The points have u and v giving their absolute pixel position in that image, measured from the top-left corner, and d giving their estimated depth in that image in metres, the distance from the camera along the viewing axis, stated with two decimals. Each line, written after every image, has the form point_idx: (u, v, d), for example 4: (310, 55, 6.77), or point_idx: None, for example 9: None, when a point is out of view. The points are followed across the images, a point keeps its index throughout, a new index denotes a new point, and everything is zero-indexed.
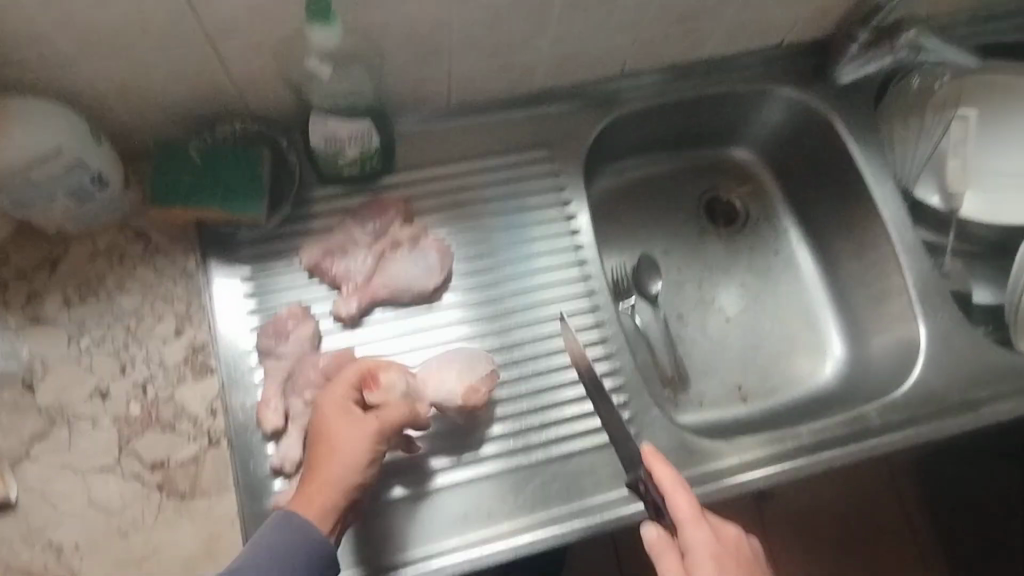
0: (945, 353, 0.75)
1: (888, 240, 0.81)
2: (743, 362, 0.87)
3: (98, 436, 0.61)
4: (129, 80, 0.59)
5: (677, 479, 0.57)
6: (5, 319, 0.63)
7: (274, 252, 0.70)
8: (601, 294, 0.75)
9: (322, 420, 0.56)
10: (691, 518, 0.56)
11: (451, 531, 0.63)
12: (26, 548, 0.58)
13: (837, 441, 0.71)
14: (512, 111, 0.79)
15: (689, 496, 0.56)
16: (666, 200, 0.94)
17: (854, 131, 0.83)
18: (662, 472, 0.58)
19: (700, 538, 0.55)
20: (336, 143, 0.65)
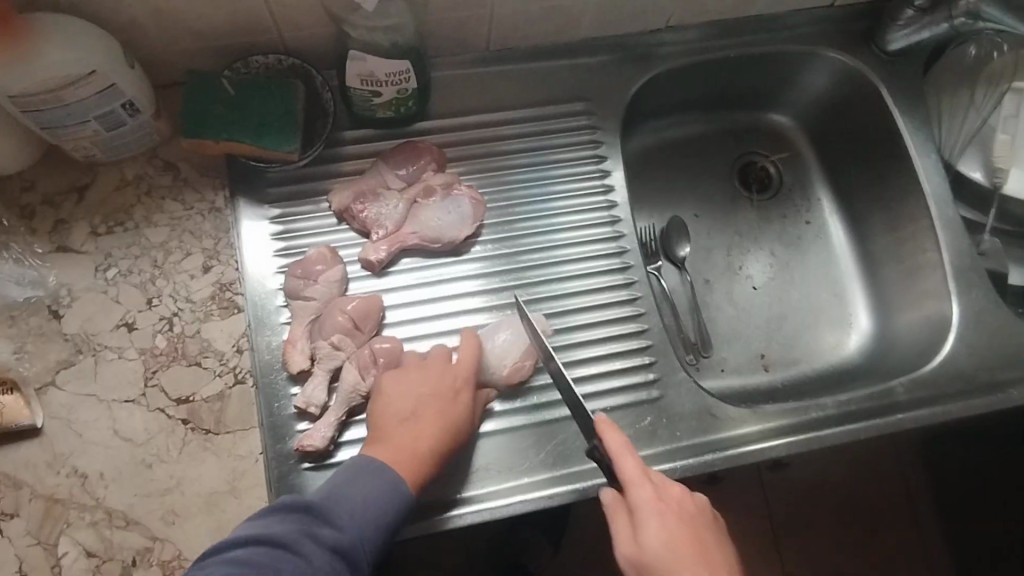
0: (977, 332, 0.74)
1: (927, 215, 0.79)
2: (768, 331, 0.86)
3: (124, 367, 0.61)
4: (166, 2, 0.57)
5: (626, 442, 0.55)
6: (32, 245, 0.62)
7: (303, 192, 0.69)
8: (632, 253, 0.75)
9: (435, 389, 0.60)
10: (636, 480, 0.54)
11: (472, 482, 0.63)
12: (51, 474, 0.58)
13: (863, 413, 0.71)
14: (551, 61, 0.77)
15: (635, 459, 0.54)
16: (699, 163, 0.92)
17: (901, 99, 0.80)
18: (611, 436, 0.55)
19: (643, 498, 0.53)
20: (374, 84, 0.63)
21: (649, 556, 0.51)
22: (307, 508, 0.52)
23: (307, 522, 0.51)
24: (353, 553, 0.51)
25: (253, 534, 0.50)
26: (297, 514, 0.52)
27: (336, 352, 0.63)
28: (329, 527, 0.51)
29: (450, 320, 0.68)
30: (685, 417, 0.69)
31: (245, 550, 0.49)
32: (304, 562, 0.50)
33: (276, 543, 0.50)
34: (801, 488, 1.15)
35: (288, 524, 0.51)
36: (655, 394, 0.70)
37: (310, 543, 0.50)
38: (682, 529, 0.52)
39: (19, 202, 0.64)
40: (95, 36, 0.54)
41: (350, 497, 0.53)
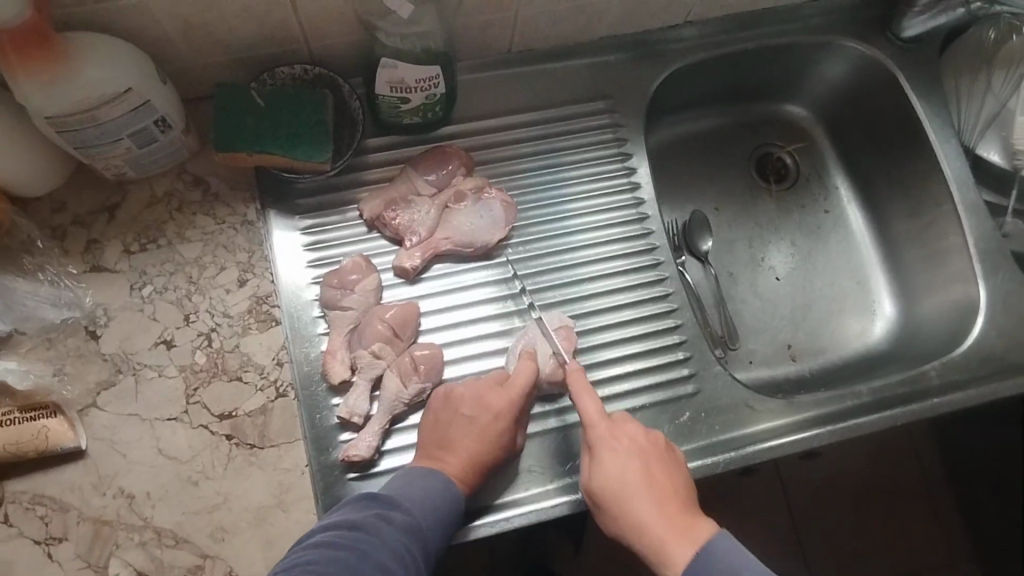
0: (1006, 313, 0.75)
1: (950, 199, 0.79)
2: (793, 321, 0.86)
3: (164, 385, 0.60)
4: (195, 15, 0.56)
5: (587, 385, 0.60)
6: (66, 266, 0.62)
7: (333, 202, 0.69)
8: (662, 250, 0.75)
9: (474, 398, 0.61)
10: (591, 416, 0.59)
11: (517, 485, 0.63)
12: (96, 496, 0.57)
13: (899, 399, 0.71)
14: (572, 60, 0.77)
15: (594, 399, 0.59)
16: (716, 157, 0.92)
17: (918, 86, 0.81)
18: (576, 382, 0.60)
19: (598, 435, 0.58)
20: (402, 90, 0.63)
21: (598, 481, 0.57)
22: (375, 497, 0.54)
23: (378, 507, 0.54)
24: (423, 538, 0.54)
25: (328, 523, 0.52)
26: (367, 503, 0.54)
27: (376, 361, 0.63)
28: (400, 513, 0.54)
29: (486, 324, 0.68)
30: (723, 411, 0.69)
31: (324, 535, 0.51)
32: (382, 542, 0.52)
33: (353, 527, 0.52)
34: (822, 477, 1.15)
35: (360, 510, 0.53)
36: (692, 389, 0.70)
37: (384, 527, 0.53)
38: (631, 459, 0.57)
39: (51, 223, 0.63)
40: (128, 53, 0.54)
41: (413, 489, 0.55)
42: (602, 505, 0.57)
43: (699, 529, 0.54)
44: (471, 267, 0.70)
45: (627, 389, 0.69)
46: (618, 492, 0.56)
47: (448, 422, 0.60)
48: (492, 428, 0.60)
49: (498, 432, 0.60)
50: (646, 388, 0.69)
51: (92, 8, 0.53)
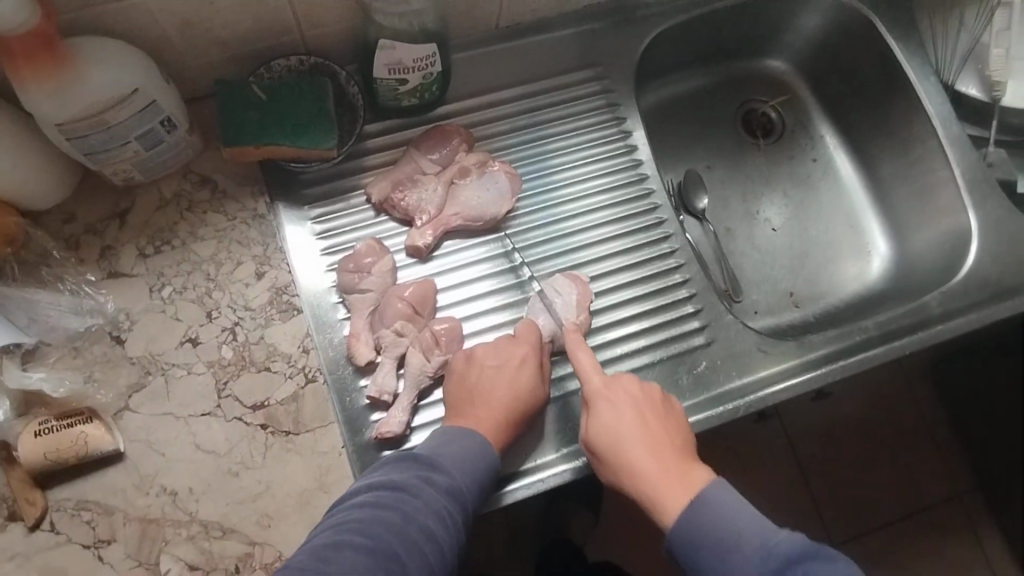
0: (998, 239, 0.77)
1: (934, 136, 0.82)
2: (793, 269, 0.88)
3: (195, 382, 0.61)
4: (192, 12, 0.57)
5: (581, 341, 0.64)
6: (83, 274, 0.62)
7: (339, 190, 0.70)
8: (663, 209, 0.77)
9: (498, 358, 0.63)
10: (587, 369, 0.62)
11: (548, 447, 0.65)
12: (140, 496, 0.58)
13: (903, 330, 0.73)
14: (557, 31, 0.79)
15: (588, 353, 0.63)
16: (703, 116, 0.94)
17: (894, 29, 0.83)
18: (573, 339, 0.64)
19: (592, 387, 0.61)
20: (401, 72, 0.64)
21: (595, 434, 0.59)
22: (416, 460, 0.55)
23: (419, 469, 0.54)
24: (461, 499, 0.54)
25: (371, 482, 0.53)
26: (408, 464, 0.54)
27: (400, 339, 0.64)
28: (440, 475, 0.54)
29: (501, 295, 0.70)
30: (738, 357, 0.71)
31: (367, 494, 0.52)
32: (425, 504, 0.52)
33: (397, 488, 0.52)
34: (826, 423, 1.19)
35: (402, 471, 0.54)
36: (705, 340, 0.72)
37: (427, 488, 0.53)
38: (628, 411, 0.59)
39: (63, 234, 0.64)
40: (130, 54, 0.54)
41: (452, 450, 0.56)
42: (598, 455, 0.59)
43: (694, 476, 0.56)
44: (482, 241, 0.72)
45: (642, 345, 0.71)
46: (616, 441, 0.58)
47: (475, 385, 0.62)
48: (521, 382, 0.62)
49: (528, 389, 0.62)
50: (662, 343, 0.71)
51: (92, 12, 0.53)
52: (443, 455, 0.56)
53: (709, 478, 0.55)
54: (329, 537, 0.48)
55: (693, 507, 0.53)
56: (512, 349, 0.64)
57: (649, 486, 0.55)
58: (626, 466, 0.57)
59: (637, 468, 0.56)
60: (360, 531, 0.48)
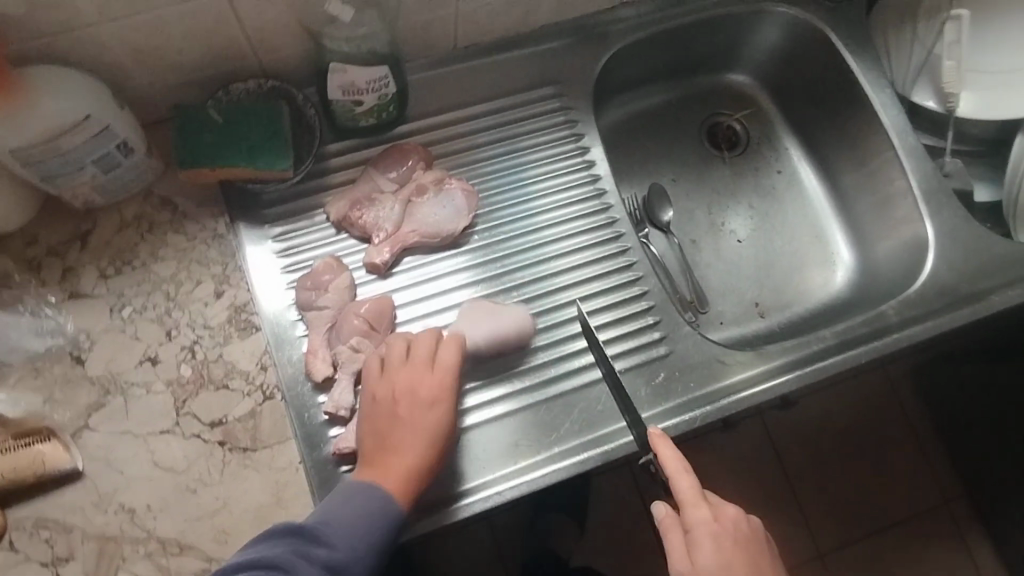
0: (954, 248, 0.78)
1: (890, 146, 0.83)
2: (758, 280, 0.89)
3: (154, 400, 0.62)
4: (147, 40, 0.58)
5: (681, 461, 0.59)
6: (45, 296, 0.64)
7: (300, 208, 0.71)
8: (622, 222, 0.78)
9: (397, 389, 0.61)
10: (690, 499, 0.57)
11: (505, 460, 0.66)
12: (99, 514, 0.59)
13: (860, 339, 0.74)
14: (516, 50, 0.80)
15: (692, 479, 0.58)
16: (668, 130, 0.96)
17: (849, 43, 0.85)
18: (665, 453, 0.58)
19: (699, 518, 0.57)
20: (355, 94, 0.65)
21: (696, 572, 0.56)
22: (298, 532, 0.55)
23: (298, 545, 0.54)
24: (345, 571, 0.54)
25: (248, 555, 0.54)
26: (289, 538, 0.55)
27: (356, 355, 0.65)
28: (320, 549, 0.54)
29: (460, 311, 0.71)
30: (696, 367, 0.72)
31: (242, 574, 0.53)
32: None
33: (269, 567, 0.53)
34: (805, 433, 1.19)
35: (280, 546, 0.54)
36: (664, 351, 0.73)
37: (303, 565, 0.54)
38: (728, 547, 0.56)
39: (25, 257, 0.65)
40: (83, 82, 0.56)
41: (338, 512, 0.56)
42: None
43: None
44: (440, 257, 0.73)
45: None
46: None
47: (382, 421, 0.60)
48: (424, 412, 0.60)
49: (433, 421, 0.59)
50: (619, 354, 0.72)
51: (45, 41, 0.55)
52: (333, 520, 0.55)
53: None
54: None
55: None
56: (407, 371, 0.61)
57: None
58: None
59: None
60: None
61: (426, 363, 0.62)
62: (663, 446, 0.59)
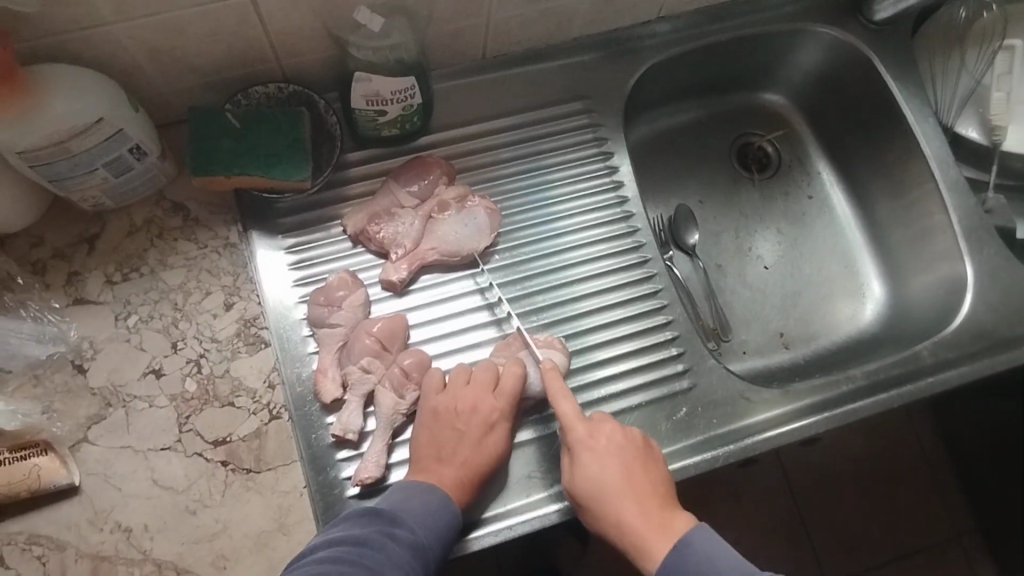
0: (993, 288, 0.75)
1: (931, 178, 0.80)
2: (784, 309, 0.86)
3: (156, 415, 0.60)
4: (165, 41, 0.56)
5: (561, 386, 0.61)
6: (48, 300, 0.61)
7: (315, 219, 0.68)
8: (648, 247, 0.75)
9: (456, 401, 0.61)
10: (571, 418, 0.59)
11: (518, 492, 0.63)
12: (94, 532, 0.56)
13: (892, 381, 0.71)
14: (545, 62, 0.77)
15: (569, 399, 0.60)
16: (697, 149, 0.92)
17: (892, 68, 0.81)
18: (554, 383, 0.61)
19: (576, 437, 0.58)
20: (379, 103, 0.62)
21: (578, 485, 0.58)
22: (378, 514, 0.54)
23: (381, 524, 0.54)
24: (424, 556, 0.54)
25: (331, 537, 0.52)
26: (369, 519, 0.54)
27: (367, 376, 0.63)
28: (405, 530, 0.54)
29: (480, 333, 0.68)
30: (720, 404, 0.69)
31: (330, 550, 0.51)
32: (385, 559, 0.52)
33: (357, 542, 0.52)
34: (821, 463, 1.16)
35: (363, 526, 0.53)
36: (687, 384, 0.70)
37: (390, 544, 0.53)
38: (610, 460, 0.57)
39: (30, 258, 0.62)
40: (97, 82, 0.54)
41: (412, 501, 0.55)
42: (582, 504, 0.58)
43: (677, 525, 0.55)
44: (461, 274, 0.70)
45: (620, 389, 0.69)
46: (599, 493, 0.57)
47: (441, 436, 0.60)
48: (482, 430, 0.60)
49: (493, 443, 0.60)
50: (639, 387, 0.69)
51: (59, 39, 0.52)
52: (409, 507, 0.55)
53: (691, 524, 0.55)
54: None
55: (682, 554, 0.53)
56: (468, 392, 0.62)
57: (629, 531, 0.55)
58: (613, 520, 0.56)
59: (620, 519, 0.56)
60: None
61: (486, 383, 0.62)
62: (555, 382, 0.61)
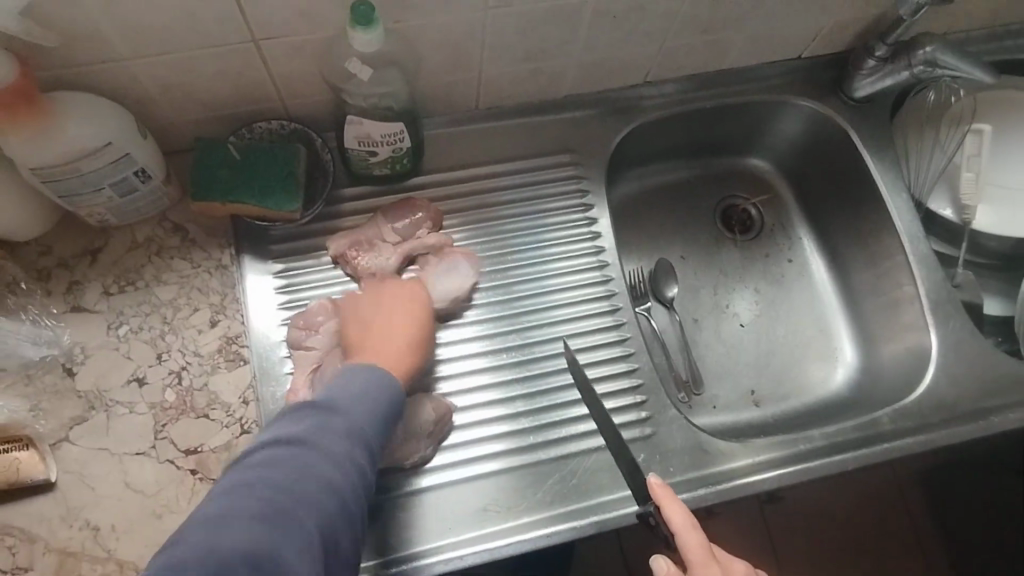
0: (957, 361, 0.77)
1: (902, 251, 0.83)
2: (757, 367, 0.88)
3: (134, 422, 0.63)
4: (175, 78, 0.61)
5: (686, 517, 0.57)
6: (48, 306, 0.66)
7: (305, 248, 0.73)
8: (621, 296, 0.78)
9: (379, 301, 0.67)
10: (686, 535, 0.57)
11: (472, 523, 0.65)
12: (64, 528, 0.59)
13: (850, 444, 0.73)
14: (534, 116, 0.82)
15: (699, 537, 0.57)
16: (681, 207, 0.96)
17: (868, 143, 0.85)
18: (670, 504, 0.58)
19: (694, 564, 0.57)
20: (369, 145, 0.67)
21: None
22: (312, 407, 0.51)
23: (316, 416, 0.50)
24: (365, 442, 0.51)
25: (265, 438, 0.48)
26: (302, 415, 0.50)
27: None
28: (341, 420, 0.50)
29: (467, 363, 0.73)
30: (679, 453, 0.71)
31: (265, 451, 0.47)
32: (324, 451, 0.48)
33: (291, 441, 0.47)
34: (802, 522, 1.14)
35: (298, 423, 0.49)
36: (648, 431, 0.72)
37: (326, 435, 0.49)
38: None
39: (36, 266, 0.67)
40: (110, 111, 0.59)
41: (351, 389, 0.54)
42: None
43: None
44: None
45: (581, 431, 0.71)
46: None
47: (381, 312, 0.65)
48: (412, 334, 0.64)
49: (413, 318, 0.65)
50: None
51: (79, 71, 0.57)
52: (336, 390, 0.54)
53: None
54: (223, 497, 0.43)
55: None
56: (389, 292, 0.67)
57: None
58: None
59: None
60: (251, 486, 0.43)
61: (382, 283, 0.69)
62: (669, 504, 0.58)
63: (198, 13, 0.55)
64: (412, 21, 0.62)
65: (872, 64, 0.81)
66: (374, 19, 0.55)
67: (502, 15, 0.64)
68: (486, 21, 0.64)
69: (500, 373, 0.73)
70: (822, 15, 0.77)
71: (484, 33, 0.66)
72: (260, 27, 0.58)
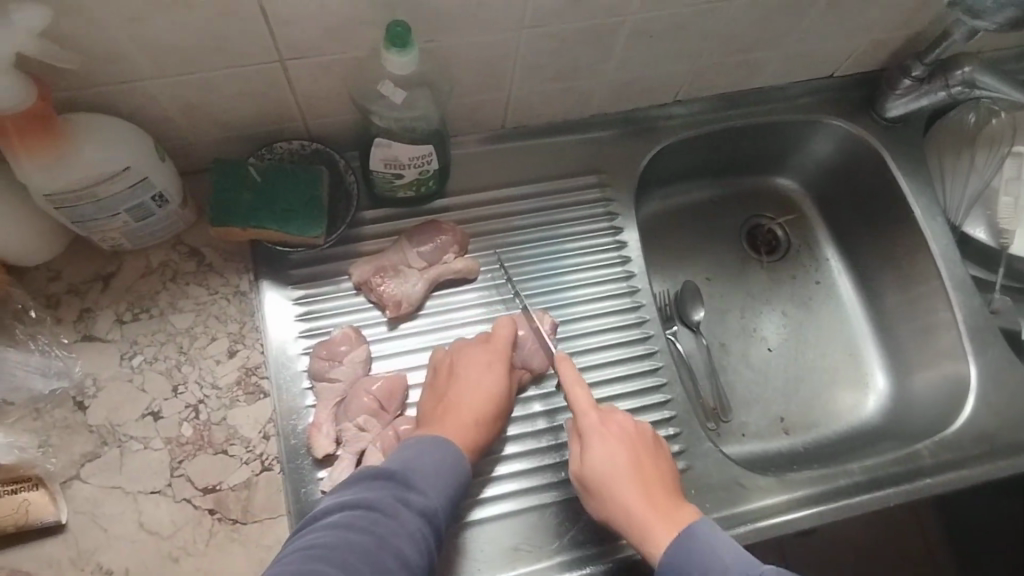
0: (996, 391, 0.75)
1: (938, 276, 0.81)
2: (786, 394, 0.85)
3: (149, 458, 0.60)
4: (196, 98, 0.58)
5: (576, 375, 0.63)
6: (58, 336, 0.63)
7: (326, 272, 0.70)
8: (652, 323, 0.76)
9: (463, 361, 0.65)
10: (574, 392, 0.62)
11: (502, 563, 0.62)
12: (75, 572, 0.56)
13: (891, 478, 0.70)
14: (561, 136, 0.79)
15: (586, 390, 0.62)
16: (706, 227, 0.93)
17: (901, 165, 0.83)
18: (564, 367, 0.64)
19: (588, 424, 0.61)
20: (396, 167, 0.64)
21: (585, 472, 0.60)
22: (390, 477, 0.52)
23: (395, 490, 0.51)
24: (437, 522, 0.52)
25: (342, 501, 0.50)
26: (381, 483, 0.51)
27: (361, 434, 0.63)
28: (418, 495, 0.51)
29: None
30: (714, 488, 0.68)
31: (342, 514, 0.49)
32: (399, 526, 0.49)
33: (370, 508, 0.49)
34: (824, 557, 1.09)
35: (375, 490, 0.51)
36: (681, 465, 0.69)
37: (403, 510, 0.50)
38: (621, 451, 0.59)
39: (46, 292, 0.64)
40: (128, 133, 0.56)
41: (426, 461, 0.54)
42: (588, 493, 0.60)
43: (683, 516, 0.56)
44: (477, 301, 0.73)
45: None
46: (606, 482, 0.58)
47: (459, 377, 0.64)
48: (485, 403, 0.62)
49: (493, 391, 0.63)
50: None
51: (97, 91, 0.55)
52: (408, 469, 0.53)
53: (697, 517, 0.56)
54: (299, 560, 0.45)
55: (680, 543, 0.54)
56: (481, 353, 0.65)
57: (635, 522, 0.56)
58: (616, 507, 0.58)
59: (624, 504, 0.57)
60: (328, 557, 0.45)
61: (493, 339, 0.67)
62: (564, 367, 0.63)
63: (226, 33, 0.52)
64: (445, 40, 0.59)
65: (907, 84, 0.79)
66: (410, 41, 0.52)
67: (537, 34, 0.62)
68: (520, 40, 0.62)
69: (528, 404, 0.70)
70: (859, 34, 0.75)
71: (517, 52, 0.63)
72: (289, 46, 0.55)
